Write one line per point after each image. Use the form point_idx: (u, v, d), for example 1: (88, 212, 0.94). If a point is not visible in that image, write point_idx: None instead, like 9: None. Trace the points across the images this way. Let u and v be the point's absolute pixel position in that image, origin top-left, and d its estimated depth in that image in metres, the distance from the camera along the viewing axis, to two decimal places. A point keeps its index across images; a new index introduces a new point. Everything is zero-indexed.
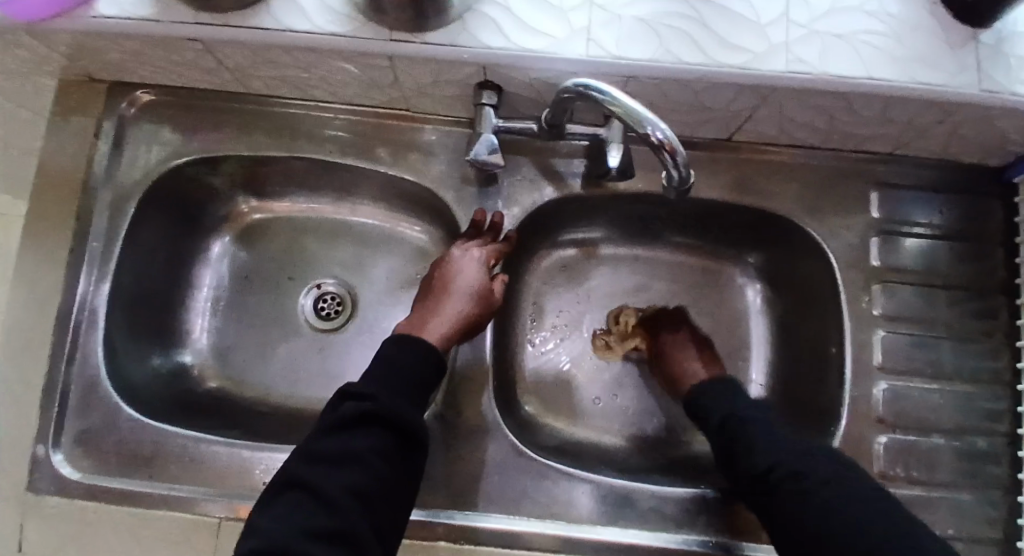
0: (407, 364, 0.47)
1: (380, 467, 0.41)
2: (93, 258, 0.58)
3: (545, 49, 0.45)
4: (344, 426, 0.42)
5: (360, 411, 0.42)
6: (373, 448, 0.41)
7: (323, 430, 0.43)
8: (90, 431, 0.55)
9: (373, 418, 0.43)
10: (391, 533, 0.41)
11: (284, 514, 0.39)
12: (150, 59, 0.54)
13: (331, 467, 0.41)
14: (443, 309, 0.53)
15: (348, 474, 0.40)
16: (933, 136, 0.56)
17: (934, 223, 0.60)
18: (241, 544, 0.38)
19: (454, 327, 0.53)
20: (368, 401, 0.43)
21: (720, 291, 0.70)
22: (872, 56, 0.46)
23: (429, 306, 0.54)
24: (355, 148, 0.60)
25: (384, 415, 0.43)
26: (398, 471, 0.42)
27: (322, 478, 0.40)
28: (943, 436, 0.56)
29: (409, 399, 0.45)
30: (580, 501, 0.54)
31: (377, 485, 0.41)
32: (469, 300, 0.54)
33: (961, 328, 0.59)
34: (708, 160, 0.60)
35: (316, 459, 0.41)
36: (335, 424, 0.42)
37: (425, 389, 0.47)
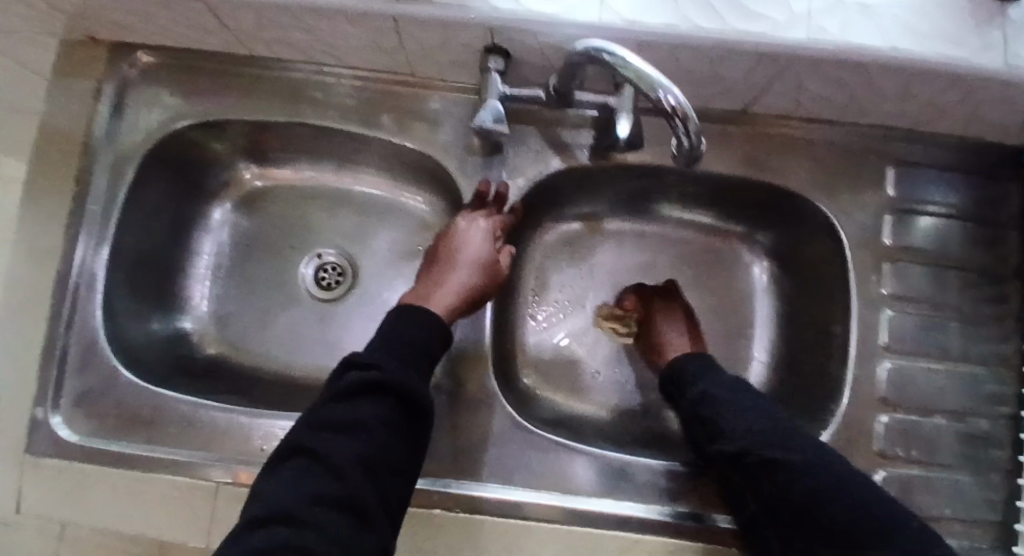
0: (410, 334, 0.47)
1: (388, 434, 0.41)
2: (93, 222, 0.58)
3: (556, 13, 0.44)
4: (351, 395, 0.42)
5: (368, 379, 0.42)
6: (380, 416, 0.41)
7: (330, 398, 0.42)
8: (89, 394, 0.56)
9: (380, 387, 0.42)
10: (398, 501, 0.41)
11: (291, 481, 0.38)
12: (147, 18, 0.53)
13: (338, 435, 0.40)
14: (450, 280, 0.52)
15: (356, 441, 0.40)
16: (954, 113, 0.54)
17: (950, 203, 0.59)
18: (247, 512, 0.37)
19: (461, 300, 0.52)
20: (376, 370, 0.43)
21: (725, 270, 0.69)
22: (896, 26, 0.45)
23: (434, 277, 0.53)
24: (358, 115, 0.59)
25: (392, 385, 0.43)
26: (405, 439, 0.42)
27: (332, 444, 0.40)
28: (946, 419, 0.56)
29: (415, 368, 0.45)
30: (577, 473, 0.54)
31: (387, 452, 0.41)
32: (476, 272, 0.53)
33: (970, 311, 0.58)
34: (720, 133, 0.59)
35: (324, 426, 0.41)
36: (342, 391, 0.42)
37: (432, 359, 0.47)
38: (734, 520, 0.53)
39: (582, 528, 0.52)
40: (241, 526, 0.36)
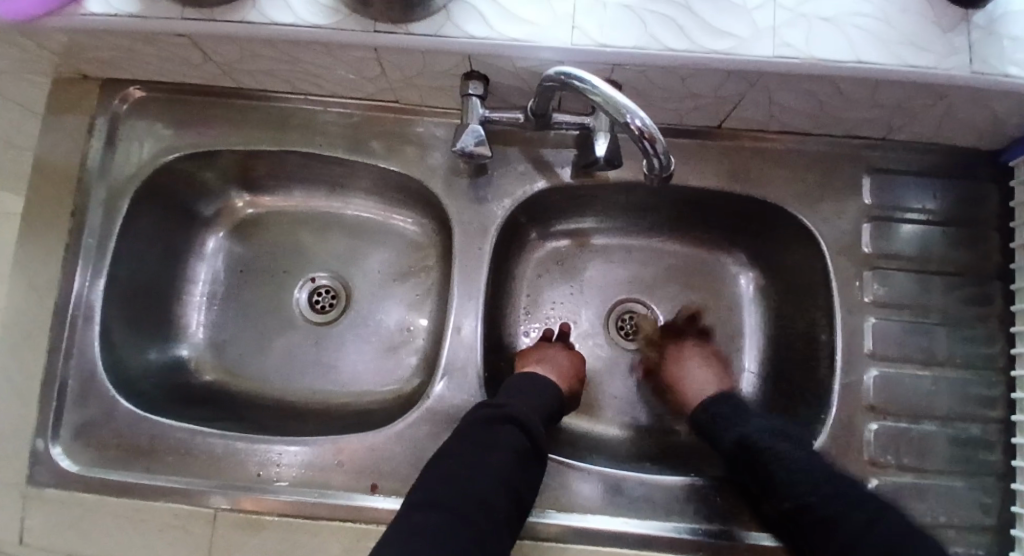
0: (537, 384, 0.56)
1: (513, 460, 0.47)
2: (88, 254, 0.59)
3: (529, 37, 0.45)
4: (488, 423, 0.50)
5: (506, 411, 0.51)
6: (511, 444, 0.48)
7: (473, 426, 0.50)
8: (88, 423, 0.56)
9: (514, 420, 0.50)
10: (516, 525, 0.46)
11: (438, 483, 0.45)
12: (138, 55, 0.55)
13: (477, 452, 0.47)
14: (547, 355, 0.61)
15: (490, 460, 0.47)
16: (926, 120, 0.55)
17: (927, 208, 0.60)
18: (405, 504, 0.45)
19: (575, 377, 0.62)
20: (508, 406, 0.52)
21: (713, 281, 0.70)
22: (862, 39, 0.46)
23: (536, 355, 0.61)
24: (345, 141, 0.60)
25: (521, 420, 0.50)
26: (527, 472, 0.48)
27: (465, 459, 0.47)
28: (936, 422, 0.56)
29: (535, 413, 0.52)
30: (574, 491, 0.54)
31: (510, 474, 0.46)
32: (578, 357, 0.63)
33: (955, 315, 0.58)
34: (699, 148, 0.60)
35: (467, 446, 0.48)
36: (473, 422, 0.50)
37: (551, 414, 0.55)
38: (726, 532, 0.53)
39: (580, 545, 0.52)
40: (399, 516, 0.44)
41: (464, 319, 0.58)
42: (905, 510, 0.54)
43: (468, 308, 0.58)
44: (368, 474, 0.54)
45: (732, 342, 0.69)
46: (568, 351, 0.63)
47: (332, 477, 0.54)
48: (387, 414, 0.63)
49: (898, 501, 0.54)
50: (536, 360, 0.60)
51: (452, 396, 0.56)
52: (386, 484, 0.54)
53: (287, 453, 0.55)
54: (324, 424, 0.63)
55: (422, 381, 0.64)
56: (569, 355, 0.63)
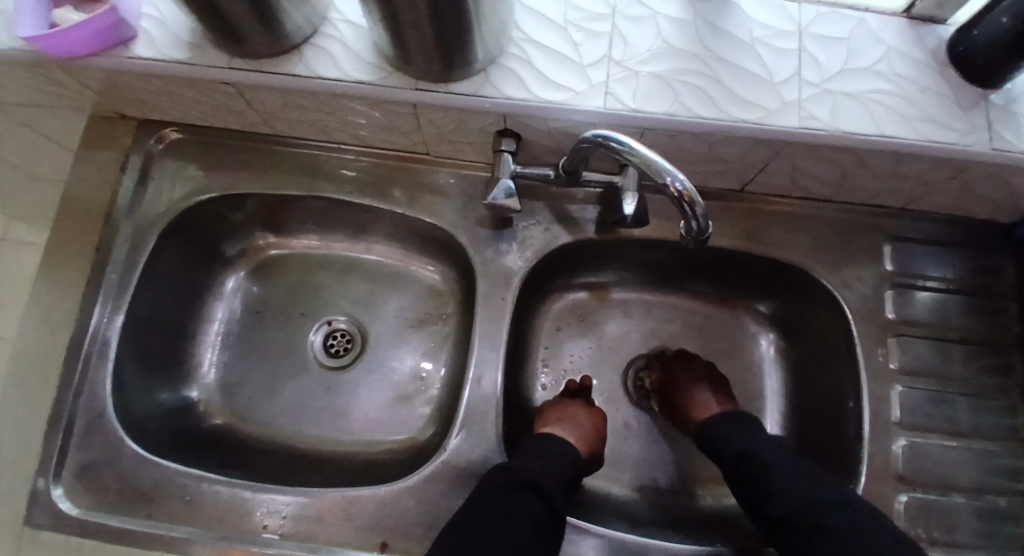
0: (563, 450, 0.54)
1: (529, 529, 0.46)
2: (110, 288, 0.59)
3: (565, 101, 0.47)
4: (506, 490, 0.48)
5: (524, 479, 0.49)
6: (529, 515, 0.47)
7: (492, 489, 0.49)
8: (92, 465, 0.55)
9: (533, 489, 0.49)
10: None
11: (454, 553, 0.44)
12: (180, 100, 0.56)
13: (496, 521, 0.46)
14: (566, 414, 0.60)
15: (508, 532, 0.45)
16: (944, 193, 0.57)
17: (947, 276, 0.60)
18: None
19: (596, 436, 0.60)
20: (527, 472, 0.50)
21: (731, 340, 0.70)
22: (885, 115, 0.48)
23: (558, 414, 0.60)
24: (374, 189, 0.61)
25: (537, 486, 0.49)
26: (545, 542, 0.46)
27: (490, 530, 0.45)
28: (964, 494, 0.55)
29: (553, 477, 0.51)
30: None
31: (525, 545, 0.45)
32: (596, 415, 0.62)
33: (977, 384, 0.58)
34: (720, 210, 0.61)
35: (483, 513, 0.47)
36: (492, 487, 0.49)
37: (571, 480, 0.53)
38: None
39: None
40: None
41: (485, 370, 0.57)
42: None
43: (490, 359, 0.57)
44: (378, 531, 0.52)
45: (753, 403, 0.68)
46: (586, 410, 0.61)
47: (341, 533, 0.52)
48: (398, 466, 0.62)
49: None
50: (560, 422, 0.59)
51: (469, 450, 0.55)
52: (397, 544, 0.52)
53: (292, 505, 0.53)
54: (333, 475, 0.61)
55: (435, 432, 0.63)
56: (587, 413, 0.61)
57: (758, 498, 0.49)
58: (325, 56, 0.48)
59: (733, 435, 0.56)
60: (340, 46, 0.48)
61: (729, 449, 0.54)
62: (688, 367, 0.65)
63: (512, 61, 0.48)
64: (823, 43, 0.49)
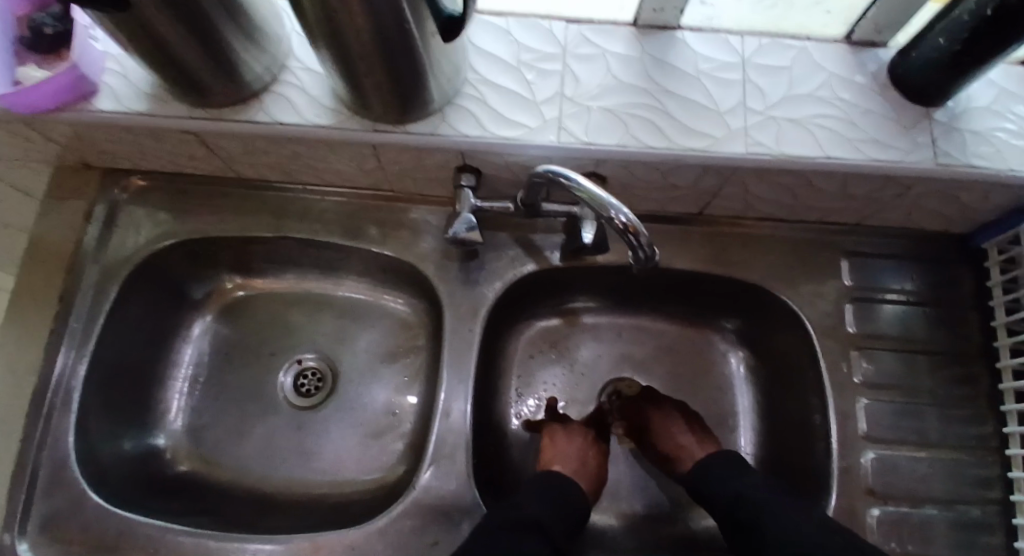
0: (568, 492, 0.54)
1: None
2: (73, 334, 0.59)
3: (519, 137, 0.48)
4: (512, 526, 0.48)
5: (533, 519, 0.49)
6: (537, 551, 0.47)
7: (494, 524, 0.48)
8: (55, 518, 0.53)
9: (540, 529, 0.49)
10: None
11: None
12: (143, 148, 0.57)
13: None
14: (568, 449, 0.60)
15: None
16: (894, 209, 0.58)
17: (906, 289, 0.62)
18: None
19: (597, 475, 0.60)
20: (537, 515, 0.50)
21: (703, 360, 0.71)
22: (827, 138, 0.50)
23: (561, 450, 0.60)
24: (340, 227, 0.62)
25: (543, 525, 0.49)
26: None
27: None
28: (937, 506, 0.55)
29: (556, 517, 0.51)
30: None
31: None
32: (595, 453, 0.62)
33: (942, 394, 0.59)
34: (681, 234, 0.63)
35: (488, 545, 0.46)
36: (488, 527, 0.48)
37: (577, 525, 0.53)
38: None
39: None
40: None
41: (453, 404, 0.57)
42: None
43: (457, 392, 0.57)
44: None
45: (727, 423, 0.68)
46: (588, 447, 0.61)
47: None
48: (371, 506, 0.61)
49: None
50: (564, 459, 0.59)
51: (439, 485, 0.54)
52: None
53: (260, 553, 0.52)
54: (305, 518, 0.60)
55: (408, 469, 0.62)
56: (588, 450, 0.61)
57: (750, 546, 0.48)
58: (283, 102, 0.49)
59: (721, 475, 0.54)
60: (300, 93, 0.49)
61: (722, 492, 0.52)
62: (658, 405, 0.64)
63: (467, 100, 0.49)
64: (764, 73, 0.51)
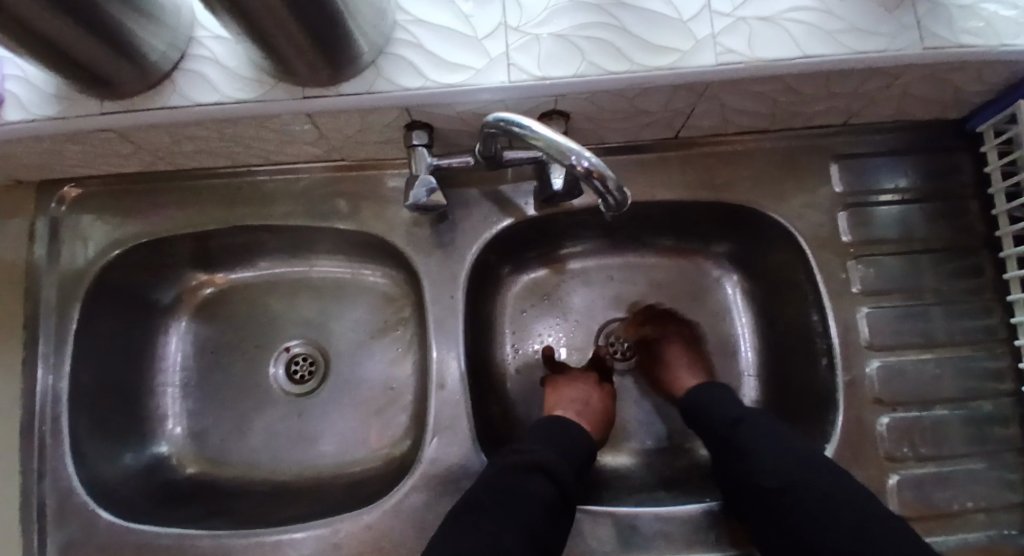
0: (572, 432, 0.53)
1: (540, 511, 0.45)
2: (46, 361, 0.56)
3: (466, 81, 0.44)
4: (515, 470, 0.47)
5: (533, 460, 0.48)
6: (541, 495, 0.46)
7: (497, 473, 0.48)
8: (71, 545, 0.53)
9: (542, 469, 0.48)
10: None
11: (462, 538, 0.43)
12: (68, 155, 0.53)
13: (505, 504, 0.45)
14: (570, 395, 0.59)
15: (521, 511, 0.44)
16: (883, 103, 0.54)
17: (902, 186, 0.58)
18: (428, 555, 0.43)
19: (606, 415, 0.60)
20: (536, 454, 0.49)
21: (698, 289, 0.68)
22: (805, 33, 0.45)
23: (563, 397, 0.59)
24: (296, 207, 0.58)
25: (546, 467, 0.48)
26: (553, 523, 0.45)
27: (500, 510, 0.44)
28: (947, 406, 0.54)
29: (562, 457, 0.50)
30: (600, 535, 0.51)
31: (537, 525, 0.44)
32: (600, 395, 0.60)
33: (946, 291, 0.57)
34: (659, 161, 0.58)
35: (490, 493, 0.46)
36: (492, 473, 0.48)
37: (582, 462, 0.52)
38: None
39: None
40: None
41: (446, 373, 0.55)
42: (929, 501, 0.52)
43: (449, 360, 0.55)
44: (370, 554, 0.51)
45: (728, 350, 0.67)
46: (592, 391, 0.60)
47: None
48: (382, 483, 0.60)
49: (920, 496, 0.52)
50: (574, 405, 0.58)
51: (444, 456, 0.53)
52: None
53: (308, 538, 0.52)
54: (317, 502, 0.60)
55: (412, 442, 0.62)
56: (593, 394, 0.60)
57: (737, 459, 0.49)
58: (200, 81, 0.45)
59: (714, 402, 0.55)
60: (213, 66, 0.44)
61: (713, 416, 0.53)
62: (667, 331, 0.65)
63: (402, 48, 0.44)
64: None
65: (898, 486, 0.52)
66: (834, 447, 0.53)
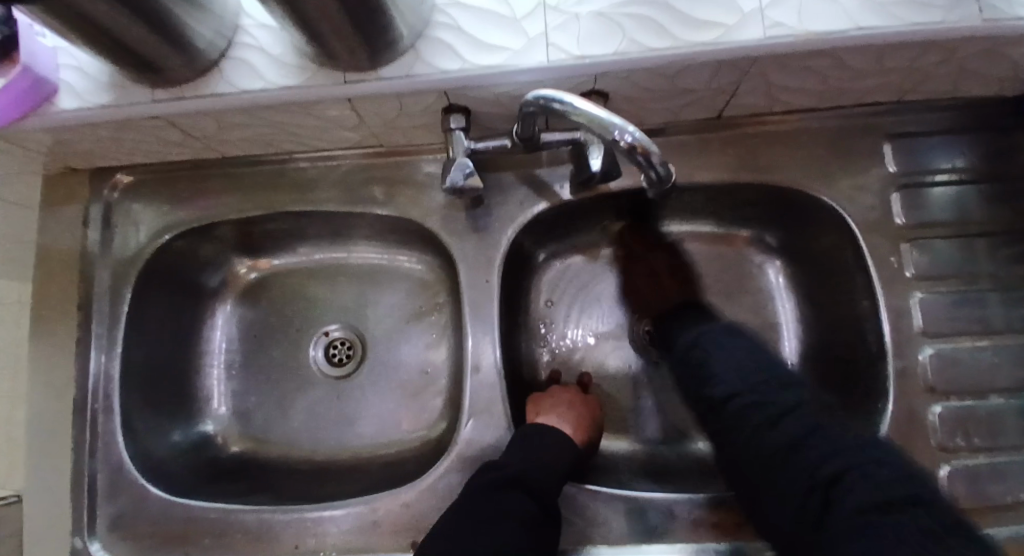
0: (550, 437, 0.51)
1: (522, 530, 0.44)
2: (100, 342, 0.59)
3: (505, 63, 0.43)
4: (492, 490, 0.47)
5: (506, 476, 0.47)
6: (519, 513, 0.45)
7: (482, 488, 0.47)
8: (123, 516, 0.56)
9: (517, 485, 0.47)
10: None
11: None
12: (119, 142, 0.55)
13: (481, 527, 0.44)
14: (548, 404, 0.57)
15: (498, 535, 0.44)
16: (940, 78, 0.51)
17: (958, 166, 0.55)
18: None
19: (591, 424, 0.57)
20: (510, 468, 0.48)
21: (737, 275, 0.67)
22: (857, 6, 0.43)
23: (542, 407, 0.57)
24: (334, 192, 0.59)
25: (527, 482, 0.47)
26: (538, 536, 0.45)
27: (477, 532, 0.44)
28: (1004, 396, 0.52)
29: (546, 467, 0.49)
30: (622, 522, 0.51)
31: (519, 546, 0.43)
32: (581, 403, 0.59)
33: (1003, 276, 0.54)
34: (699, 143, 0.57)
35: (472, 513, 0.45)
36: (482, 484, 0.47)
37: (570, 469, 0.51)
38: None
39: None
40: None
41: (483, 357, 0.55)
42: (983, 495, 0.50)
43: (485, 344, 0.56)
44: (408, 531, 0.52)
45: (768, 337, 0.65)
46: (572, 398, 0.58)
47: (371, 541, 0.53)
48: (418, 464, 0.61)
49: (974, 489, 0.50)
50: (550, 409, 0.56)
51: (480, 438, 0.54)
52: None
53: (341, 518, 0.54)
54: (354, 483, 0.61)
55: (448, 424, 0.62)
56: (574, 401, 0.58)
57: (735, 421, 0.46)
58: (244, 67, 0.46)
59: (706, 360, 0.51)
60: (257, 55, 0.45)
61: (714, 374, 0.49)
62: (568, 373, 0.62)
63: (441, 30, 0.44)
64: None
65: (949, 478, 0.50)
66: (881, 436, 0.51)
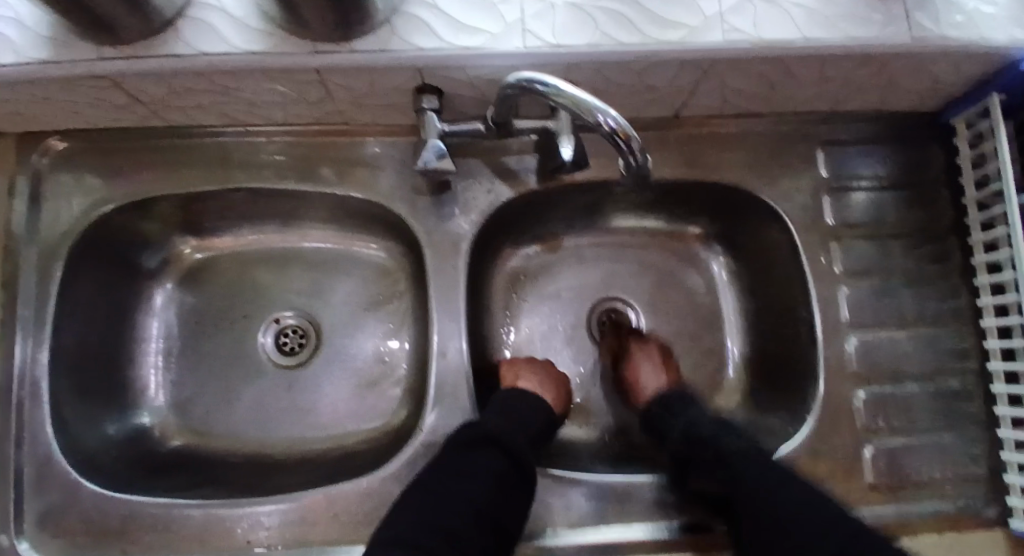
0: (517, 407, 0.51)
1: (492, 486, 0.44)
2: (24, 322, 0.54)
3: (481, 45, 0.44)
4: (465, 448, 0.47)
5: (478, 436, 0.47)
6: (491, 469, 0.45)
7: (452, 448, 0.47)
8: (49, 513, 0.51)
9: (490, 443, 0.47)
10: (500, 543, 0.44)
11: (400, 519, 0.42)
12: (56, 105, 0.50)
13: (452, 483, 0.44)
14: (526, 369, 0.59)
15: (468, 490, 0.44)
16: (869, 92, 0.57)
17: (880, 173, 0.61)
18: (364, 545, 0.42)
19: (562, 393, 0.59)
20: (481, 425, 0.48)
21: (687, 269, 0.70)
22: (805, 18, 0.47)
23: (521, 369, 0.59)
24: (294, 171, 0.57)
25: (500, 439, 0.47)
26: (507, 497, 0.45)
27: (446, 488, 0.44)
28: (917, 381, 0.58)
29: (517, 430, 0.49)
30: (586, 506, 0.52)
31: (487, 502, 0.43)
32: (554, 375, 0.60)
33: (917, 273, 0.60)
34: (658, 141, 0.60)
35: (441, 472, 0.45)
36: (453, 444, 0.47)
37: (537, 436, 0.52)
38: None
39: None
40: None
41: (448, 341, 0.55)
42: (900, 469, 0.56)
43: (450, 328, 0.55)
44: (369, 520, 0.51)
45: (712, 329, 0.69)
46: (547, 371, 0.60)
47: (329, 531, 0.51)
48: (375, 453, 0.60)
49: (893, 464, 0.56)
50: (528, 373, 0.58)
51: (443, 423, 0.54)
52: None
53: (275, 513, 0.51)
54: (308, 474, 0.59)
55: (407, 413, 0.61)
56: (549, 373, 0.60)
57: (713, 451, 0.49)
58: (207, 30, 0.43)
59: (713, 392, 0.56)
60: (221, 17, 0.43)
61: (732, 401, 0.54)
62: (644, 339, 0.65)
63: (419, 9, 0.44)
64: None
65: (873, 455, 0.55)
66: (815, 416, 0.56)
